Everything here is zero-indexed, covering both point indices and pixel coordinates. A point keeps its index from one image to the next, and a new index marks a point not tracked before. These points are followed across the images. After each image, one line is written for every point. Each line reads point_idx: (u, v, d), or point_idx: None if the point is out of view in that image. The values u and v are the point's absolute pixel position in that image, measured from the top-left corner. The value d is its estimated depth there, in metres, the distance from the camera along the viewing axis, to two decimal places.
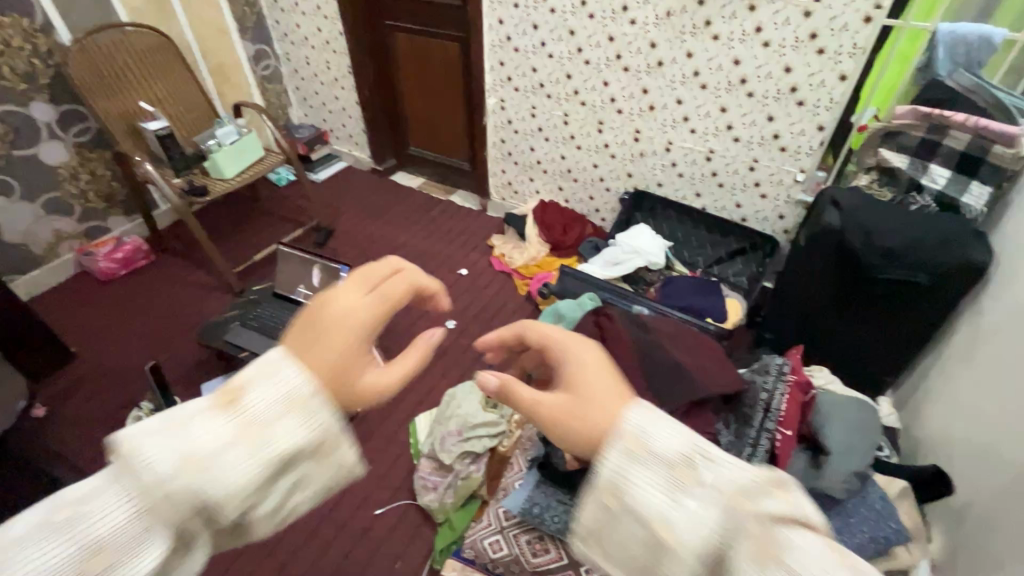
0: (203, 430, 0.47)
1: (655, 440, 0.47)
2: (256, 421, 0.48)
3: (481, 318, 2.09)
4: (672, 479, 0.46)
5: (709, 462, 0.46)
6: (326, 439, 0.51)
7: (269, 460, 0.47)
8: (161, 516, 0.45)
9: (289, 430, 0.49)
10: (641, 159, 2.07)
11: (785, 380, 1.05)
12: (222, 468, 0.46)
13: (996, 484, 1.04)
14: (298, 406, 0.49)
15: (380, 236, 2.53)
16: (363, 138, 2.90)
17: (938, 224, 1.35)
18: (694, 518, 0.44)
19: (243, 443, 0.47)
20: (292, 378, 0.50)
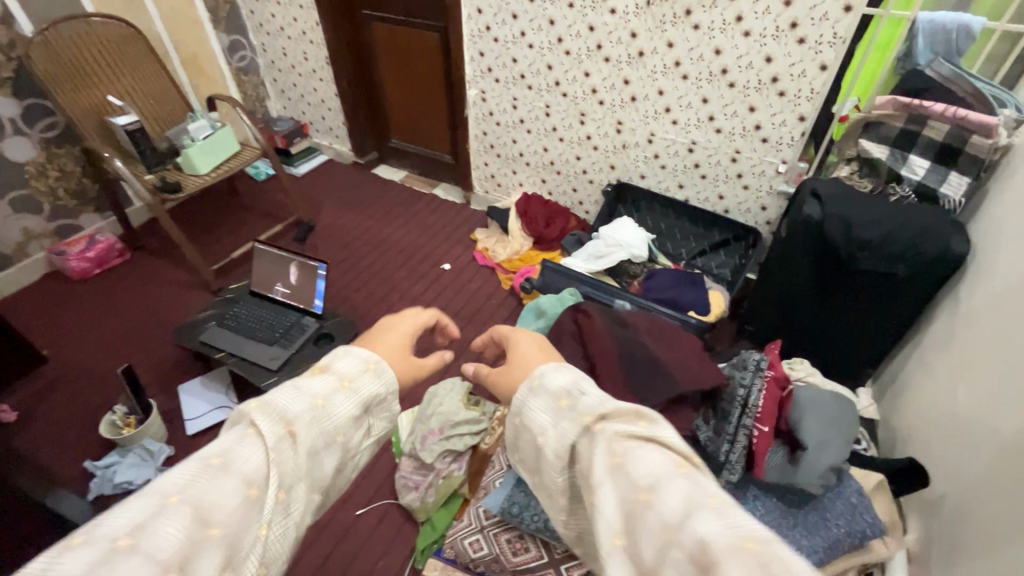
0: (312, 385, 0.63)
1: (550, 378, 0.64)
2: (349, 376, 0.67)
3: (464, 313, 2.06)
4: (558, 403, 0.60)
5: (591, 395, 0.59)
6: (388, 396, 0.71)
7: (361, 403, 0.66)
8: (290, 452, 0.57)
9: (371, 383, 0.68)
10: (624, 150, 2.04)
11: (763, 375, 1.03)
12: (333, 408, 0.63)
13: (971, 477, 1.04)
14: (372, 368, 0.69)
15: (362, 230, 2.49)
16: (343, 130, 2.84)
17: (917, 216, 1.34)
18: (558, 429, 0.57)
19: (343, 392, 0.65)
20: (364, 353, 0.71)
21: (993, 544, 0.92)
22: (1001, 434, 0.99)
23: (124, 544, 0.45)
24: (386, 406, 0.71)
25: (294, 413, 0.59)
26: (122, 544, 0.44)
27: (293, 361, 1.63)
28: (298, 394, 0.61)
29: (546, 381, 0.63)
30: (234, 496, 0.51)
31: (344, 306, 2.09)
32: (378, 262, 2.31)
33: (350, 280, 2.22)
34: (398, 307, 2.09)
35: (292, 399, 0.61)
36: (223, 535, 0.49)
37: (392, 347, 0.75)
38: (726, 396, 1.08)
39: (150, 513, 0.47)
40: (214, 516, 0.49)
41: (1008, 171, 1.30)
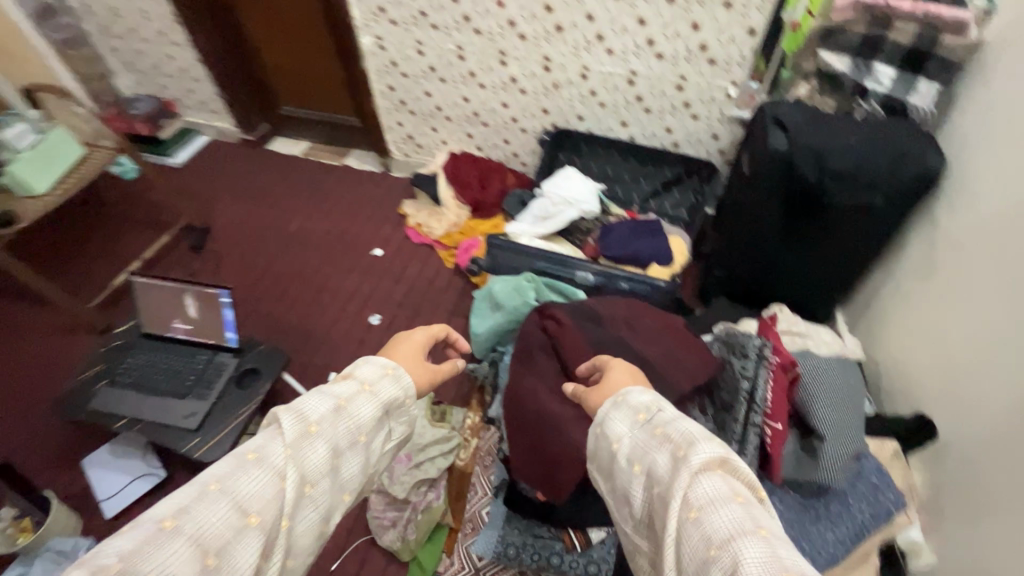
0: (336, 389, 0.71)
1: (634, 395, 0.66)
2: (369, 382, 0.74)
3: (409, 304, 1.83)
4: (638, 418, 0.62)
5: (672, 418, 0.60)
6: (405, 401, 0.77)
7: (380, 405, 0.73)
8: (313, 448, 0.64)
9: (390, 389, 0.75)
10: (556, 91, 1.78)
11: (767, 362, 0.91)
12: (355, 408, 0.70)
13: (979, 422, 0.98)
14: (390, 373, 0.76)
15: (269, 224, 2.13)
16: (220, 103, 2.36)
17: (891, 135, 1.22)
18: (636, 438, 0.61)
19: (365, 395, 0.72)
20: (382, 359, 0.78)
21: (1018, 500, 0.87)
22: (1017, 380, 0.92)
23: (171, 524, 0.53)
24: (404, 409, 0.77)
25: (317, 415, 0.67)
26: (170, 525, 0.53)
27: (215, 412, 1.36)
28: (323, 395, 0.69)
29: (630, 397, 0.65)
30: (267, 488, 0.59)
31: (267, 322, 1.79)
32: (296, 259, 1.99)
33: (269, 288, 1.90)
34: (332, 311, 1.82)
35: (319, 399, 0.69)
36: (259, 523, 0.57)
37: (409, 356, 0.83)
38: (726, 386, 0.96)
39: (196, 499, 0.56)
40: (251, 506, 0.57)
41: (984, 72, 1.15)
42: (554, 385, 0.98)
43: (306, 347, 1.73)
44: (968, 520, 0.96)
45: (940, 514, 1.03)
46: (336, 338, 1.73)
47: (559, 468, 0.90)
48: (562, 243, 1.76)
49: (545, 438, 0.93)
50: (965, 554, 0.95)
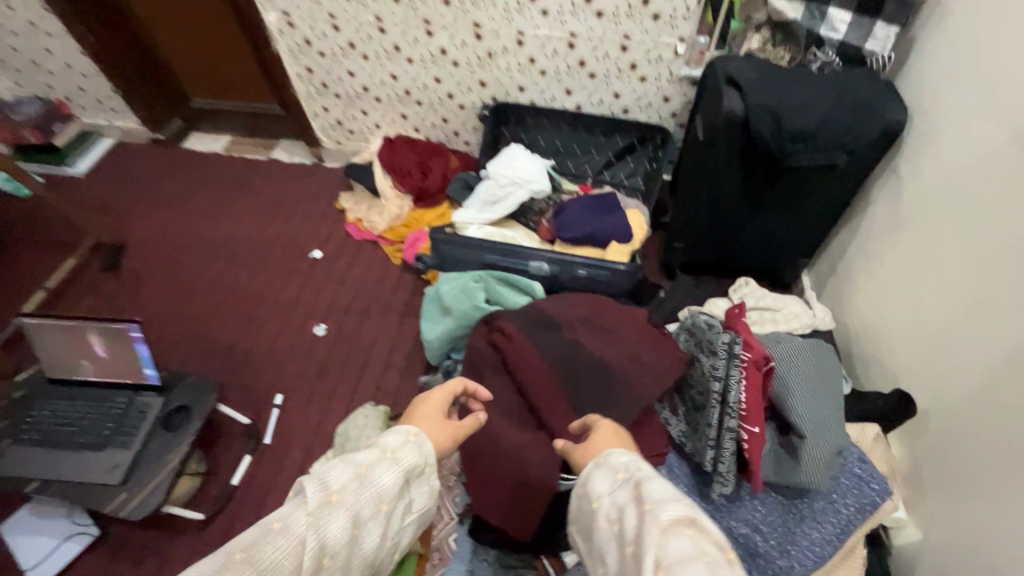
0: (359, 457, 0.63)
1: (615, 457, 0.61)
2: (392, 448, 0.65)
3: (357, 309, 1.68)
4: (618, 477, 0.58)
5: (651, 478, 0.55)
6: (427, 467, 0.68)
7: (402, 475, 0.64)
8: (334, 520, 0.57)
9: (412, 455, 0.65)
10: (491, 61, 1.62)
11: (738, 360, 0.81)
12: (376, 477, 0.62)
13: (956, 392, 0.93)
14: (413, 439, 0.67)
15: (191, 234, 1.91)
16: (118, 100, 2.09)
17: (851, 87, 1.15)
18: (614, 499, 0.56)
19: (386, 462, 0.63)
20: (405, 428, 0.68)
21: (1002, 477, 0.82)
22: (995, 347, 0.86)
23: None
24: (426, 478, 0.67)
25: (340, 482, 0.60)
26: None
27: (143, 461, 1.21)
28: (344, 463, 0.62)
29: (611, 456, 0.61)
30: (290, 559, 0.54)
31: (199, 346, 1.62)
32: (226, 271, 1.80)
33: (197, 307, 1.71)
34: (271, 325, 1.66)
35: (339, 469, 0.61)
36: None
37: (431, 418, 0.72)
38: (697, 384, 0.88)
39: (218, 566, 0.51)
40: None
41: (942, 10, 1.06)
42: (508, 407, 0.88)
43: (245, 370, 1.57)
44: (949, 494, 0.93)
45: (919, 488, 0.99)
46: (279, 355, 1.58)
47: (520, 500, 0.83)
48: (514, 228, 1.62)
49: (502, 471, 0.84)
50: (947, 530, 0.92)
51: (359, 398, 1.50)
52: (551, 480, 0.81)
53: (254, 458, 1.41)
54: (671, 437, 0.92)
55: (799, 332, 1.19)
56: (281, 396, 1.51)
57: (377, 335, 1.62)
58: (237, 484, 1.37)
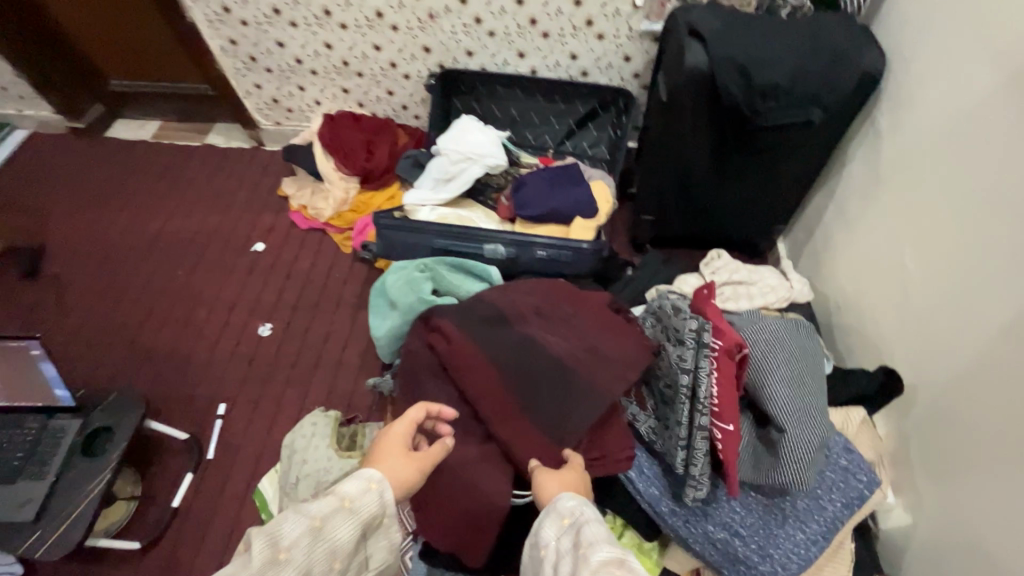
0: (314, 506, 0.55)
1: (562, 502, 0.60)
2: (352, 497, 0.57)
3: (305, 305, 1.55)
4: (564, 522, 0.57)
5: (594, 524, 0.55)
6: (389, 520, 0.60)
7: (360, 529, 0.56)
8: None
9: (373, 505, 0.57)
10: (433, 23, 1.47)
11: (708, 349, 0.72)
12: (331, 532, 0.54)
13: (945, 365, 0.86)
14: (376, 486, 0.59)
15: (118, 232, 1.73)
16: (24, 87, 1.87)
17: (824, 32, 1.04)
18: (558, 544, 0.55)
19: (345, 513, 0.55)
20: (369, 472, 0.60)
21: (999, 457, 0.75)
22: (988, 315, 0.78)
23: None
24: (387, 528, 0.59)
25: (290, 538, 0.51)
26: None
27: (60, 491, 1.08)
28: (297, 513, 0.53)
29: (558, 502, 0.60)
30: None
31: (132, 357, 1.48)
32: (159, 271, 1.64)
33: (128, 313, 1.56)
34: (212, 329, 1.52)
35: (291, 520, 0.53)
36: None
37: (393, 456, 0.63)
38: (665, 376, 0.78)
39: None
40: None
41: None
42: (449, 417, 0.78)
43: (184, 379, 1.43)
44: (939, 476, 0.85)
45: (907, 468, 0.92)
46: (221, 361, 1.45)
47: (471, 522, 0.74)
48: (472, 208, 1.49)
49: (449, 493, 0.74)
50: (938, 513, 0.85)
51: (311, 403, 1.38)
52: (501, 496, 0.73)
53: (197, 476, 1.29)
54: (639, 435, 0.82)
55: (777, 307, 1.10)
56: (225, 405, 1.38)
57: (328, 332, 1.49)
58: (178, 506, 1.25)
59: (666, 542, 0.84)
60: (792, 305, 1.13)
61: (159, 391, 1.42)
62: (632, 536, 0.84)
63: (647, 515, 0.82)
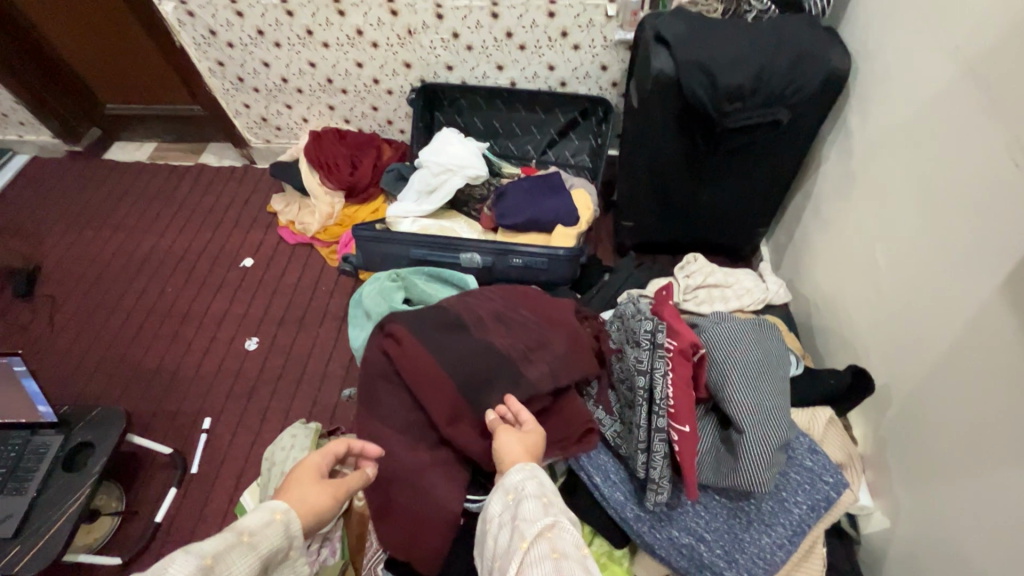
0: (203, 543, 0.53)
1: (510, 479, 0.62)
2: (251, 530, 0.56)
3: (292, 318, 1.56)
4: (508, 498, 0.60)
5: (532, 501, 0.58)
6: (292, 550, 0.60)
7: (260, 562, 0.55)
8: None
9: (277, 538, 0.57)
10: (412, 39, 1.49)
11: (663, 349, 0.73)
12: (225, 570, 0.53)
13: (918, 364, 0.84)
14: (281, 516, 0.58)
15: (112, 251, 1.76)
16: (23, 112, 1.93)
17: (790, 34, 1.03)
18: (500, 520, 0.59)
19: (240, 549, 0.54)
20: (273, 503, 0.59)
21: (974, 457, 0.72)
22: (953, 312, 0.77)
23: None
24: (292, 562, 0.60)
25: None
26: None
27: (40, 510, 1.09)
28: (185, 554, 0.51)
29: (504, 478, 0.62)
30: None
31: (122, 373, 1.50)
32: (150, 289, 1.66)
33: (118, 330, 1.58)
34: (199, 343, 1.53)
35: (179, 561, 0.50)
36: None
37: (305, 486, 0.63)
38: (626, 378, 0.79)
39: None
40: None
41: None
42: (405, 426, 0.80)
43: (172, 394, 1.45)
44: (915, 479, 0.83)
45: (884, 469, 0.90)
46: (207, 375, 1.47)
47: (427, 531, 0.76)
48: (455, 218, 1.49)
49: (406, 502, 0.76)
50: (914, 516, 0.82)
51: (294, 415, 1.38)
52: (454, 504, 0.76)
53: (180, 491, 1.29)
54: (604, 439, 0.82)
55: (752, 309, 1.09)
56: (209, 419, 1.39)
57: (313, 345, 1.50)
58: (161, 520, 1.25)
59: (635, 547, 0.83)
60: (768, 307, 1.12)
61: (147, 406, 1.43)
62: (601, 543, 0.82)
63: (613, 522, 0.81)
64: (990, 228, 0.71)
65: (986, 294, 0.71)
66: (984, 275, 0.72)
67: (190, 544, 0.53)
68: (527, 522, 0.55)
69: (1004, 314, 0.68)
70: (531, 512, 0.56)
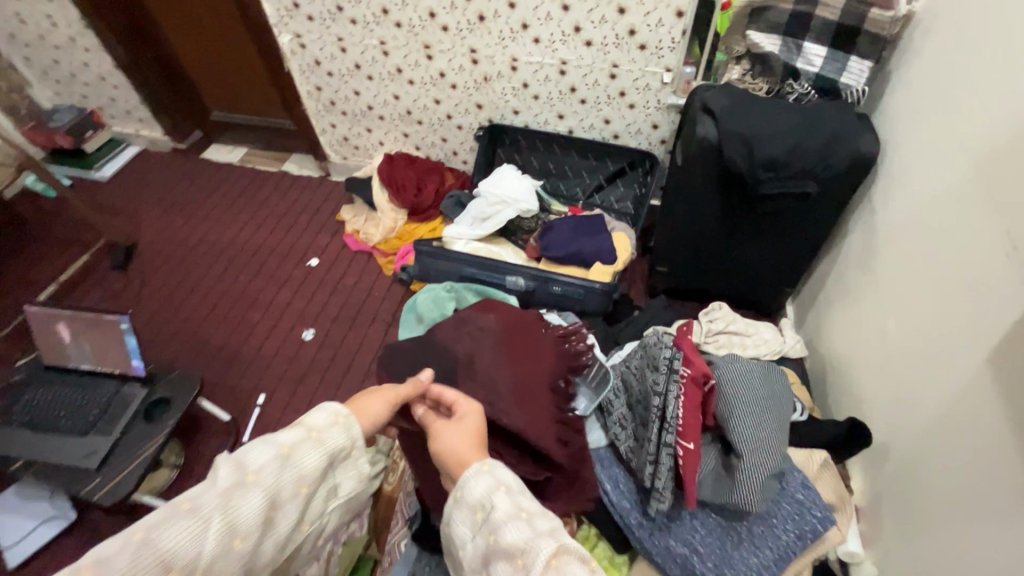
0: (279, 436, 0.62)
1: (470, 493, 0.60)
2: (318, 429, 0.64)
3: (346, 317, 1.73)
4: (477, 518, 0.59)
5: (509, 524, 0.55)
6: (354, 450, 0.67)
7: (327, 456, 0.64)
8: (244, 503, 0.56)
9: (340, 437, 0.65)
10: (487, 85, 1.69)
11: (678, 375, 0.84)
12: (297, 459, 0.61)
13: (915, 425, 0.91)
14: (342, 420, 0.66)
15: (197, 238, 2.00)
16: (144, 111, 2.23)
17: (826, 117, 1.16)
18: (480, 546, 0.57)
19: (310, 443, 0.62)
20: (332, 406, 0.67)
21: (958, 514, 0.79)
22: (948, 380, 0.85)
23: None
24: (354, 460, 0.67)
25: (257, 464, 0.58)
26: (136, 538, 0.51)
27: (120, 448, 1.26)
28: (265, 444, 0.61)
29: (465, 494, 0.60)
30: (192, 543, 0.53)
31: (193, 346, 1.69)
32: (226, 275, 1.88)
33: (195, 308, 1.79)
34: (263, 328, 1.72)
35: (261, 449, 0.60)
36: None
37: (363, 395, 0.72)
38: (643, 399, 0.90)
39: (165, 517, 0.53)
40: (174, 560, 0.52)
41: (916, 45, 1.08)
42: None
43: (234, 369, 1.63)
44: (907, 532, 0.89)
45: (878, 521, 0.97)
46: (266, 357, 1.65)
47: None
48: (503, 245, 1.64)
49: None
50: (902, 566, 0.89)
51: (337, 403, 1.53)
52: None
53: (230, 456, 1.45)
54: (618, 452, 0.92)
55: (768, 358, 1.18)
56: (263, 396, 1.56)
57: (361, 343, 1.66)
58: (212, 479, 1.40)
59: (634, 556, 0.92)
60: (783, 359, 1.21)
61: (211, 377, 1.61)
62: (604, 547, 0.92)
63: (618, 527, 0.91)
64: (983, 307, 0.80)
65: (976, 367, 0.79)
66: (975, 350, 0.80)
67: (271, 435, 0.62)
68: (524, 552, 0.52)
69: (989, 386, 0.76)
70: (515, 538, 0.54)
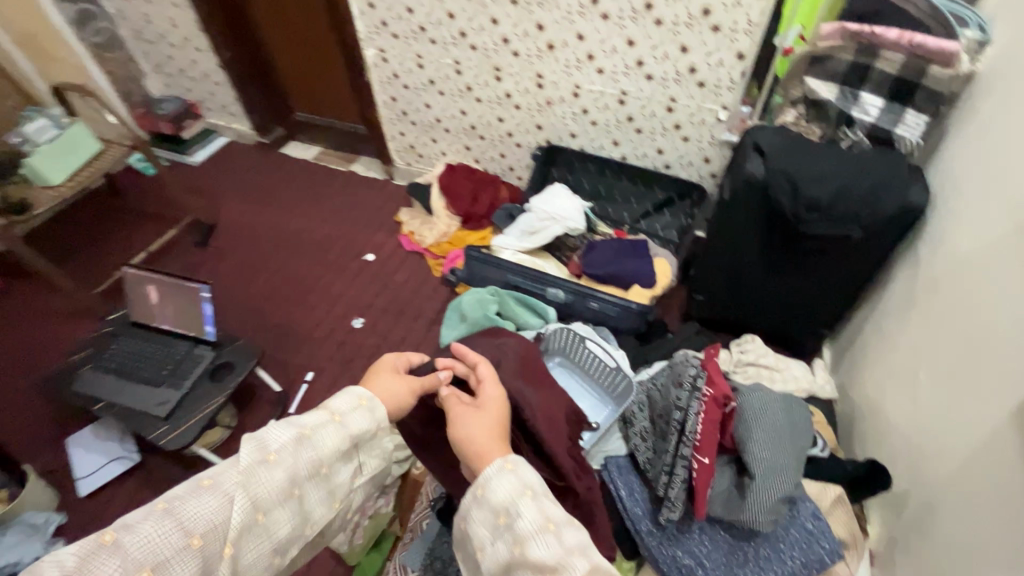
0: (303, 419, 0.71)
1: (495, 493, 0.65)
2: (341, 413, 0.72)
3: (393, 310, 1.85)
4: (500, 521, 0.64)
5: (536, 537, 0.61)
6: (378, 432, 0.76)
7: (349, 438, 0.72)
8: (265, 478, 0.64)
9: (363, 420, 0.73)
10: (548, 108, 1.79)
11: (700, 394, 0.90)
12: (320, 439, 0.69)
13: (935, 476, 0.92)
14: (363, 403, 0.74)
15: (269, 225, 2.19)
16: (237, 106, 2.46)
17: (877, 166, 1.18)
18: (501, 547, 0.63)
19: (331, 426, 0.70)
20: (355, 390, 0.76)
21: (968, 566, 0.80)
22: (971, 433, 0.86)
23: (112, 538, 0.55)
24: (377, 440, 0.76)
25: (278, 444, 0.67)
26: (161, 506, 0.59)
27: (186, 401, 1.41)
28: (290, 425, 0.69)
29: (489, 495, 0.65)
30: (215, 512, 0.60)
31: (255, 321, 1.85)
32: (290, 260, 2.04)
33: (260, 287, 1.96)
34: (318, 311, 1.86)
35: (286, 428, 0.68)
36: (201, 545, 0.58)
37: (386, 380, 0.81)
38: (665, 414, 0.95)
39: (188, 491, 0.61)
40: (195, 527, 0.58)
41: (974, 104, 1.10)
42: None
43: (288, 346, 1.77)
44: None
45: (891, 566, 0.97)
46: (317, 338, 1.78)
47: None
48: (546, 259, 1.72)
49: None
50: None
51: None
52: None
53: None
54: (636, 462, 0.97)
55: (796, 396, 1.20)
56: (311, 374, 1.69)
57: (404, 336, 1.77)
58: None
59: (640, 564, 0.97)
60: (812, 398, 1.23)
61: (267, 351, 1.76)
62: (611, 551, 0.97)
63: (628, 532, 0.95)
64: (1010, 365, 0.81)
65: (998, 422, 0.80)
66: (999, 406, 0.81)
67: (296, 418, 0.71)
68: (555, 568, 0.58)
69: (1008, 442, 0.77)
70: (542, 551, 0.60)
